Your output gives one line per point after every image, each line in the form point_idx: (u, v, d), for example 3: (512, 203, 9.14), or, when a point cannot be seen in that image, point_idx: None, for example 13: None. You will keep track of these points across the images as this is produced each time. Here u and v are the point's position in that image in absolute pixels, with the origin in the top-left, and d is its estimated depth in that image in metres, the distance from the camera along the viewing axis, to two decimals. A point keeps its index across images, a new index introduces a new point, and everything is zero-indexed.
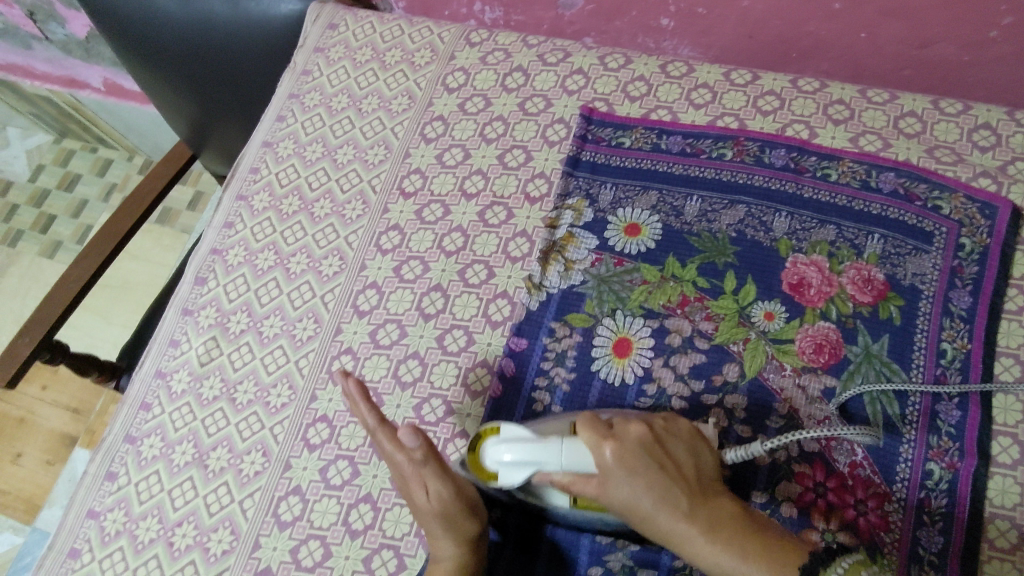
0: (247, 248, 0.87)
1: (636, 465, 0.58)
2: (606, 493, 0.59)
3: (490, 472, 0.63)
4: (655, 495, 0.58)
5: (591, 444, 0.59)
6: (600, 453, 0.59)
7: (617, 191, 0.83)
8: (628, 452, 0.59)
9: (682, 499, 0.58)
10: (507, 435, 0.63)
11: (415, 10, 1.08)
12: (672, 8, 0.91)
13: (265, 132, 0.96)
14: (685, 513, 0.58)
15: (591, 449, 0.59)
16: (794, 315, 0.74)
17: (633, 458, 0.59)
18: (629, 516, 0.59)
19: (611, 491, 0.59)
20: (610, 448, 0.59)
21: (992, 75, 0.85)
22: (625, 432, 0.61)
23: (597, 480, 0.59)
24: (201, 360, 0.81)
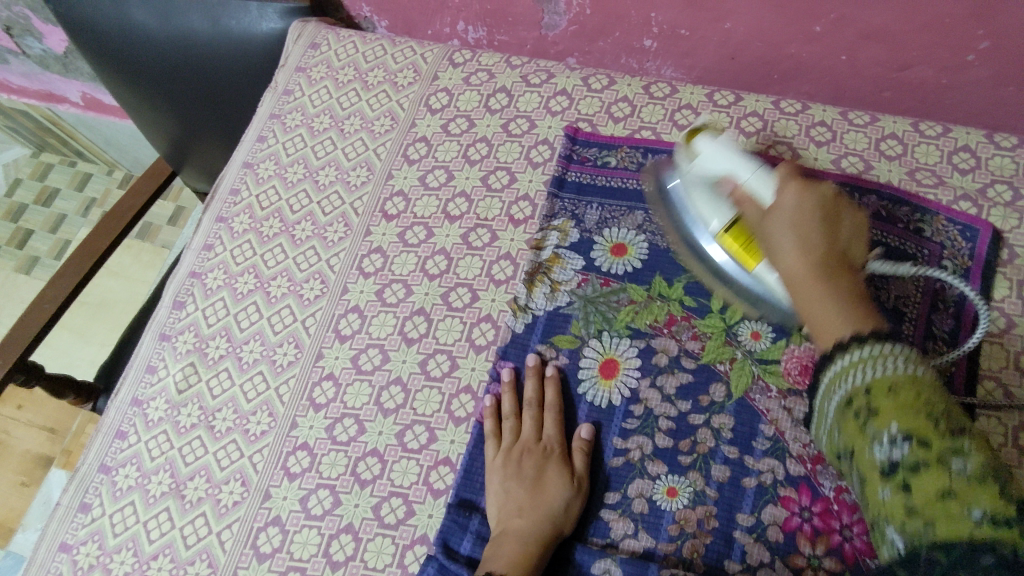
0: (226, 271, 0.86)
1: (808, 205, 0.61)
2: (766, 225, 0.64)
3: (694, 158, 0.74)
4: (815, 230, 0.59)
5: (784, 179, 0.64)
6: (782, 193, 0.63)
7: (603, 212, 0.83)
8: (807, 198, 0.61)
9: (818, 249, 0.58)
10: (719, 143, 0.72)
11: (398, 30, 1.08)
12: (655, 29, 0.92)
13: (245, 152, 0.94)
14: (810, 247, 0.58)
15: (780, 184, 0.64)
16: (780, 335, 0.74)
17: (811, 213, 0.60)
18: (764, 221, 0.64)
19: (781, 205, 0.62)
20: (795, 186, 0.62)
21: (970, 99, 0.86)
22: (803, 195, 0.61)
23: (759, 206, 0.66)
24: (178, 387, 0.79)
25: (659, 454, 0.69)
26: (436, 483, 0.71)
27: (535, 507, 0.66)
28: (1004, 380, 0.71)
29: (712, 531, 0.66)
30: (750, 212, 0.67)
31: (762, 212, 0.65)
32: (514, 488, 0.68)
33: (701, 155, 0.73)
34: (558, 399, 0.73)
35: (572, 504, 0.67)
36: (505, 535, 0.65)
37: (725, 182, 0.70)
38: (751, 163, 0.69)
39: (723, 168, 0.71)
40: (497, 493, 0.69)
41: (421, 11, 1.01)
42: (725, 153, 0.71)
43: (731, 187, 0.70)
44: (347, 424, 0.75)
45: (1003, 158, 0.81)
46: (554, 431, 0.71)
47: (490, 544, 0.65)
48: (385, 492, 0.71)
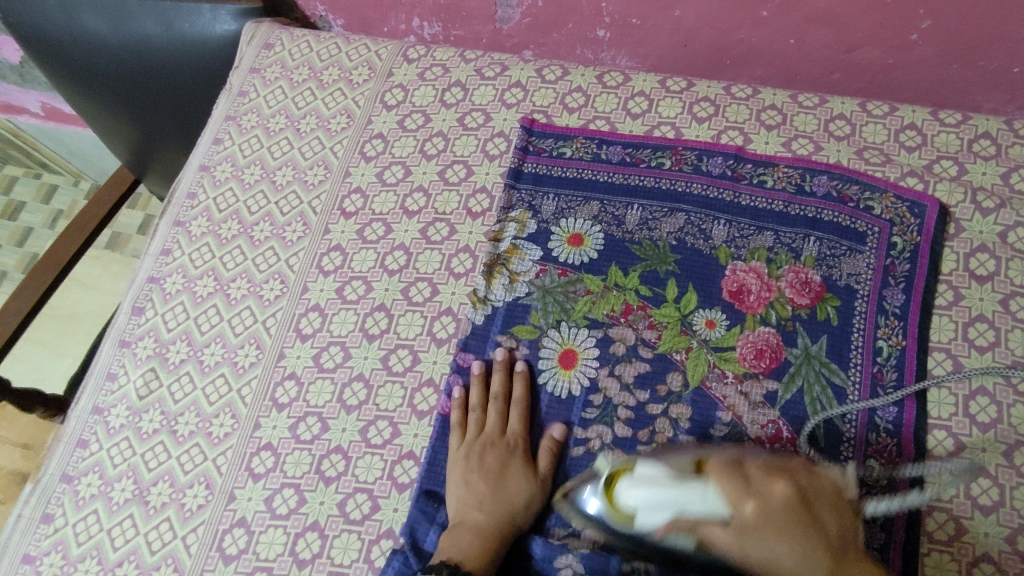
0: (185, 275, 0.85)
1: (787, 526, 0.57)
2: (745, 549, 0.57)
3: (629, 513, 0.60)
4: (794, 535, 0.57)
5: (735, 498, 0.58)
6: (741, 505, 0.58)
7: (559, 202, 0.83)
8: (770, 501, 0.58)
9: (809, 551, 0.57)
10: (643, 477, 0.59)
11: (354, 28, 1.07)
12: (606, 19, 0.92)
13: (201, 155, 0.94)
14: (798, 536, 0.57)
15: (733, 502, 0.58)
16: (735, 322, 0.75)
17: (779, 512, 0.58)
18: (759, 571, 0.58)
19: (749, 536, 0.57)
20: (753, 505, 0.58)
21: (916, 78, 0.87)
22: (769, 490, 0.59)
23: (725, 526, 0.58)
24: (139, 393, 0.79)
25: (618, 444, 0.71)
26: (400, 477, 0.72)
27: (494, 502, 0.69)
28: (953, 351, 0.72)
29: None
30: (714, 541, 0.58)
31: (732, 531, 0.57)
32: (475, 481, 0.70)
33: (637, 509, 0.59)
34: (525, 395, 0.73)
35: (533, 503, 0.69)
36: (464, 527, 0.67)
37: (672, 520, 0.58)
38: (690, 487, 0.57)
39: (669, 503, 0.57)
40: (458, 485, 0.70)
41: (376, 8, 1.01)
42: (661, 488, 0.58)
43: (681, 526, 0.58)
44: (310, 423, 0.75)
45: (948, 134, 0.83)
46: (519, 428, 0.73)
47: (447, 534, 0.67)
48: (349, 489, 0.72)
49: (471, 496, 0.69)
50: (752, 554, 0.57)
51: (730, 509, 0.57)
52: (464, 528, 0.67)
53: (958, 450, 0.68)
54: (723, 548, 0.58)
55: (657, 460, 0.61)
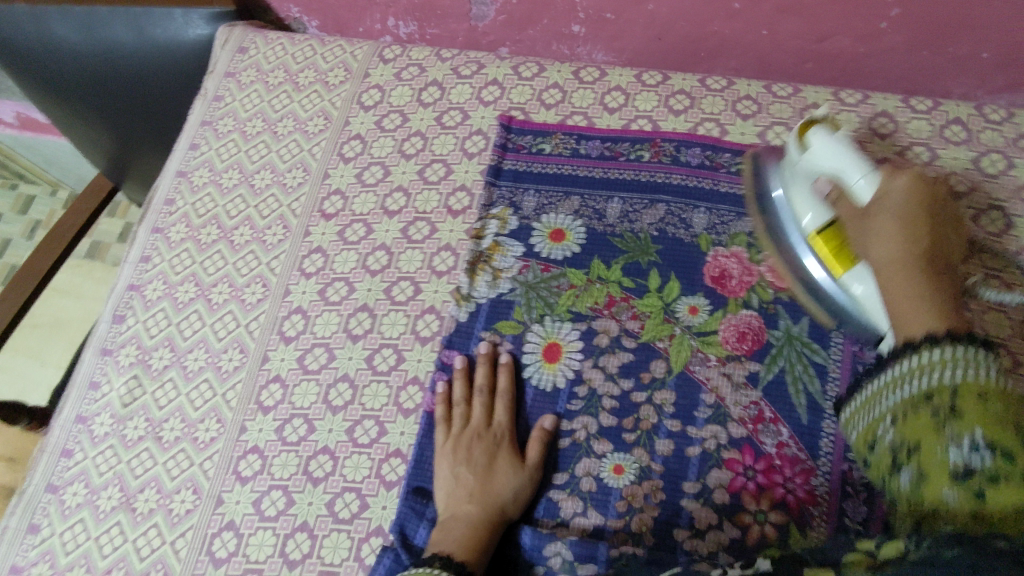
0: (166, 281, 0.85)
1: (912, 205, 0.63)
2: (864, 217, 0.65)
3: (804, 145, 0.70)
4: (907, 226, 0.63)
5: (886, 174, 0.65)
6: (889, 188, 0.64)
7: (540, 198, 0.84)
8: (914, 207, 0.63)
9: (907, 261, 0.62)
10: (820, 141, 0.69)
11: (330, 29, 1.07)
12: (581, 14, 0.93)
13: (179, 161, 0.93)
14: (904, 251, 0.62)
15: (886, 183, 0.64)
16: (717, 307, 0.76)
17: (919, 244, 0.62)
18: (858, 232, 0.66)
19: (880, 203, 0.64)
20: (904, 180, 0.64)
21: (888, 65, 0.88)
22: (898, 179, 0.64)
23: (854, 205, 0.66)
24: (123, 401, 0.79)
25: (604, 433, 0.71)
26: (387, 475, 0.72)
27: (484, 493, 0.68)
28: None
29: (659, 504, 0.68)
30: (844, 210, 0.67)
31: (859, 211, 0.66)
32: (463, 474, 0.69)
33: (816, 148, 0.69)
34: (510, 387, 0.74)
35: (521, 493, 0.68)
36: (454, 519, 0.67)
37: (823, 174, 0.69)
38: (865, 165, 0.66)
39: (836, 165, 0.67)
40: (446, 479, 0.70)
41: (351, 9, 1.01)
42: (845, 149, 0.67)
43: (830, 184, 0.68)
44: (296, 424, 0.75)
45: (919, 120, 0.84)
46: (505, 420, 0.72)
47: (438, 528, 0.67)
48: (338, 488, 0.72)
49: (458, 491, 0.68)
50: (859, 229, 0.65)
51: (876, 196, 0.64)
52: (453, 520, 0.67)
53: None
54: (849, 226, 0.67)
55: (849, 135, 0.70)
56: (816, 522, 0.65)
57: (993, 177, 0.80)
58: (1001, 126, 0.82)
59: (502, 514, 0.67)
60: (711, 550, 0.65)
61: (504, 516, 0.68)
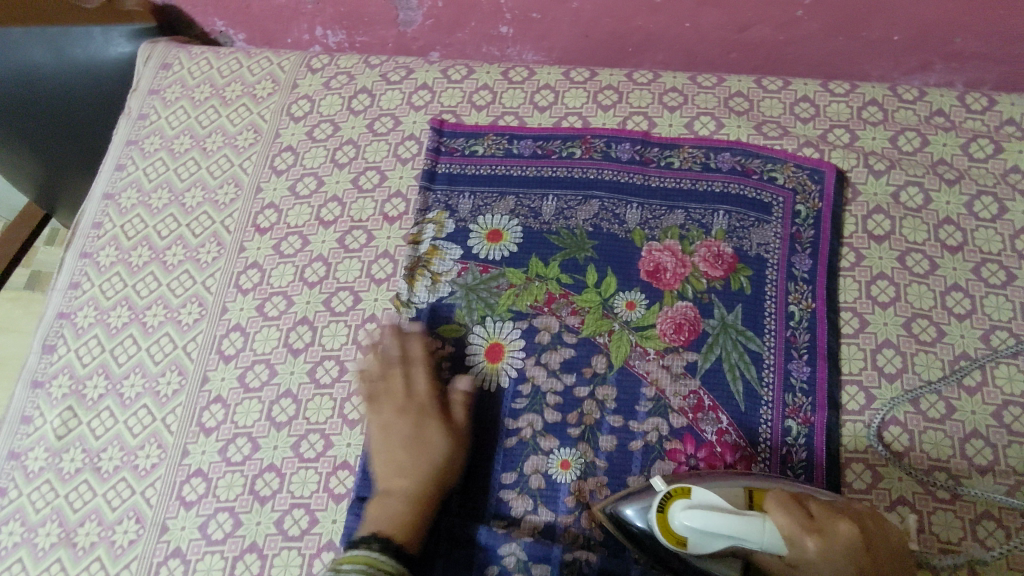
0: (97, 307, 0.83)
1: (841, 550, 0.57)
2: (801, 574, 0.57)
3: (686, 538, 0.59)
4: (853, 570, 0.57)
5: (795, 526, 0.57)
6: (802, 544, 0.56)
7: (475, 200, 0.84)
8: (830, 544, 0.57)
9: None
10: (712, 534, 0.58)
11: (257, 41, 1.06)
12: (508, 15, 0.93)
13: (105, 183, 0.91)
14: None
15: (791, 539, 0.57)
16: (654, 300, 0.77)
17: (835, 539, 0.57)
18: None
19: (818, 566, 0.56)
20: (815, 541, 0.56)
21: (807, 52, 0.91)
22: (830, 526, 0.58)
23: (779, 558, 0.58)
24: (57, 433, 0.76)
25: (549, 430, 0.72)
26: (335, 488, 0.71)
27: (418, 467, 0.69)
28: (858, 309, 0.76)
29: (607, 498, 0.69)
30: (760, 561, 0.59)
31: (789, 565, 0.57)
32: (393, 452, 0.70)
33: (692, 538, 0.59)
34: (427, 355, 0.75)
35: (455, 460, 0.70)
36: (389, 496, 0.68)
37: (727, 550, 0.59)
38: (749, 524, 0.57)
39: (725, 542, 0.58)
40: (378, 452, 0.70)
41: (276, 19, 1.00)
42: (717, 516, 0.57)
43: (738, 553, 0.58)
44: (240, 444, 0.74)
45: (839, 103, 0.87)
46: (426, 388, 0.73)
47: (374, 505, 0.68)
48: (286, 505, 0.71)
49: (392, 464, 0.69)
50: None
51: (794, 550, 0.57)
52: (389, 498, 0.67)
53: (869, 403, 0.72)
54: (781, 570, 0.58)
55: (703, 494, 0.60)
56: None
57: (908, 153, 0.83)
58: (915, 105, 0.85)
59: (436, 483, 0.69)
60: None
61: (438, 485, 0.69)
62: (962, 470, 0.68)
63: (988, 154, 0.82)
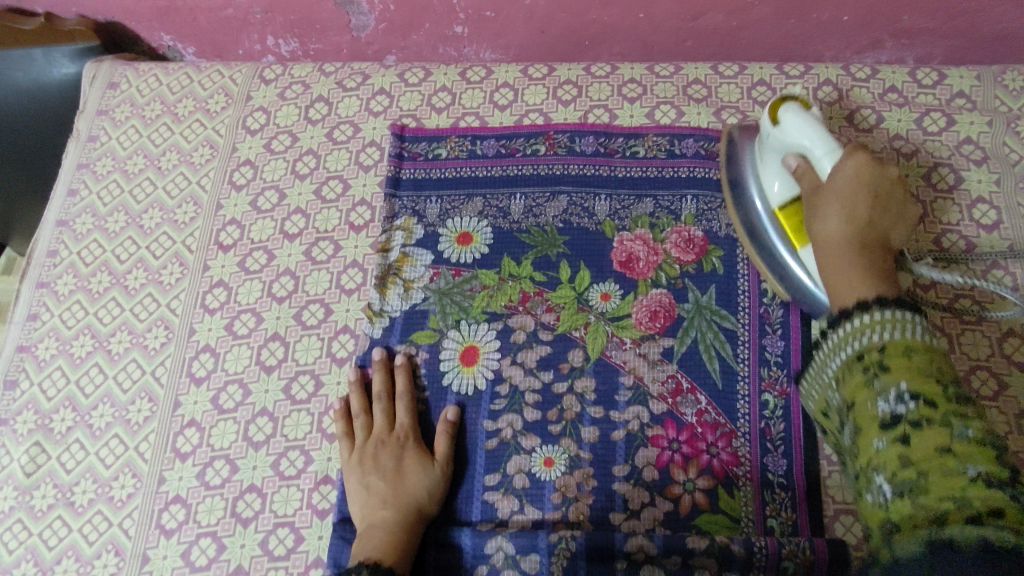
0: (58, 338, 0.80)
1: (862, 178, 0.64)
2: (818, 205, 0.66)
3: (773, 129, 0.70)
4: (846, 223, 0.63)
5: (848, 150, 0.65)
6: (840, 163, 0.65)
7: (442, 203, 0.83)
8: (867, 171, 0.64)
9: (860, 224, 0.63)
10: (790, 121, 0.68)
11: (207, 54, 1.03)
12: (461, 15, 0.92)
13: (57, 209, 0.88)
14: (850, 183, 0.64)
15: (838, 164, 0.65)
16: (628, 290, 0.77)
17: (870, 180, 0.64)
18: (812, 191, 0.67)
19: (835, 177, 0.65)
20: (852, 164, 0.64)
21: (760, 36, 0.91)
22: (856, 169, 0.64)
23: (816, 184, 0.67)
24: (26, 471, 0.74)
25: (530, 428, 0.72)
26: (319, 504, 0.70)
27: (398, 496, 0.67)
28: None
29: (593, 491, 0.69)
30: (804, 188, 0.68)
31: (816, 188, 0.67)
32: (374, 483, 0.68)
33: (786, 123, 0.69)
34: (410, 387, 0.73)
35: (434, 489, 0.68)
36: (371, 526, 0.66)
37: (788, 155, 0.70)
38: (830, 143, 0.66)
39: (803, 143, 0.67)
40: (357, 490, 0.68)
41: (225, 31, 0.98)
42: (812, 125, 0.67)
43: (796, 162, 0.69)
44: (218, 467, 0.72)
45: (794, 85, 0.88)
46: (407, 420, 0.72)
47: (357, 539, 0.65)
48: (269, 526, 0.69)
49: (370, 503, 0.67)
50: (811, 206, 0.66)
51: (828, 177, 0.65)
52: (370, 529, 0.66)
53: None
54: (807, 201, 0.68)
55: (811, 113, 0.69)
56: (741, 481, 0.69)
57: (865, 130, 0.85)
58: (868, 83, 0.87)
59: (418, 513, 0.67)
60: (647, 527, 0.68)
61: (422, 514, 0.67)
62: None
63: (941, 127, 0.84)
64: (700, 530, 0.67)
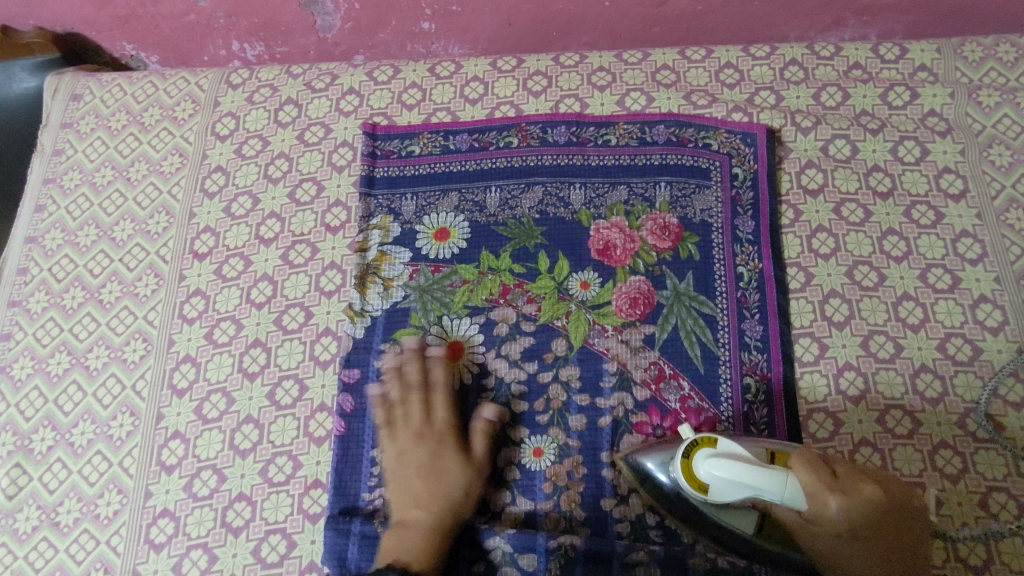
0: (34, 356, 0.79)
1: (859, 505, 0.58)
2: (811, 533, 0.60)
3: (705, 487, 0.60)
4: (858, 545, 0.59)
5: (814, 489, 0.57)
6: (824, 507, 0.57)
7: (418, 200, 0.82)
8: (832, 490, 0.58)
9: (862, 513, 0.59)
10: (726, 479, 0.57)
11: (172, 62, 1.02)
12: (427, 11, 0.92)
13: (26, 226, 0.86)
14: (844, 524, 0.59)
15: (813, 498, 0.57)
16: (607, 277, 0.78)
17: (857, 514, 0.58)
18: (802, 527, 0.60)
19: (830, 522, 0.58)
20: (837, 499, 0.58)
21: (725, 19, 0.92)
22: (851, 492, 0.58)
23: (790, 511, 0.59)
24: (7, 494, 0.73)
25: (517, 421, 0.72)
26: (310, 508, 0.70)
27: (434, 495, 0.67)
28: (802, 264, 0.78)
29: (583, 479, 0.69)
30: (783, 516, 0.60)
31: (799, 522, 0.60)
32: (411, 478, 0.68)
33: (714, 485, 0.59)
34: (452, 382, 0.73)
35: (471, 487, 0.68)
36: (404, 524, 0.66)
37: (741, 501, 0.59)
38: (774, 481, 0.57)
39: (744, 494, 0.58)
40: (393, 484, 0.69)
41: (189, 38, 0.97)
42: (743, 473, 0.57)
43: (753, 503, 0.59)
44: (205, 477, 0.72)
45: (761, 66, 0.88)
46: (446, 415, 0.71)
47: (388, 535, 0.66)
48: (261, 533, 0.69)
49: (405, 500, 0.67)
50: (809, 537, 0.60)
51: (812, 513, 0.58)
52: (402, 527, 0.66)
53: (823, 351, 0.74)
54: (798, 530, 0.60)
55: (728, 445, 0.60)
56: None
57: (832, 108, 0.86)
58: (833, 61, 0.88)
59: (452, 512, 0.67)
60: (638, 512, 0.68)
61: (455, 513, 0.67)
62: (915, 405, 0.71)
63: (906, 101, 0.85)
64: None
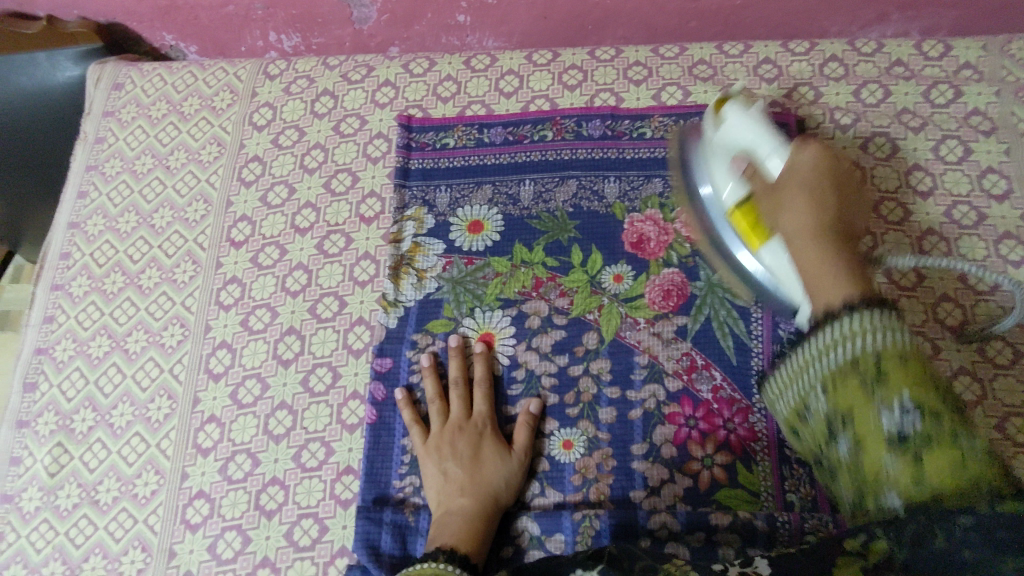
0: (75, 339, 0.81)
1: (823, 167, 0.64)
2: (777, 191, 0.65)
3: (721, 127, 0.73)
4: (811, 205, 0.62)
5: (797, 145, 0.66)
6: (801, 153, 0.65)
7: (452, 192, 0.83)
8: (824, 159, 0.64)
9: (835, 173, 0.64)
10: (738, 117, 0.71)
11: (210, 52, 1.03)
12: (463, 4, 0.92)
13: (68, 212, 0.88)
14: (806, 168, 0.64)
15: (794, 153, 0.66)
16: (640, 271, 0.77)
17: (825, 213, 0.61)
18: (770, 206, 0.65)
19: (790, 181, 0.64)
20: (810, 150, 0.65)
21: (764, 14, 0.91)
22: (821, 157, 0.64)
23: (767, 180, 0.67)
24: (49, 472, 0.75)
25: (547, 411, 0.72)
26: (342, 494, 0.71)
27: (476, 485, 0.67)
28: None
29: (613, 471, 0.69)
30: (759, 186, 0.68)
31: (769, 186, 0.67)
32: (452, 470, 0.68)
33: (728, 122, 0.72)
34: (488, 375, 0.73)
35: (512, 478, 0.68)
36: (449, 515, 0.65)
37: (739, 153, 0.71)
38: (777, 140, 0.68)
39: (747, 140, 0.70)
40: (434, 476, 0.68)
41: (227, 28, 0.98)
42: (753, 124, 0.70)
43: (745, 162, 0.70)
44: (240, 461, 0.73)
45: (800, 62, 0.87)
46: (484, 408, 0.72)
47: (433, 526, 0.65)
48: (293, 517, 0.70)
49: (448, 490, 0.67)
50: (776, 195, 0.65)
51: (787, 169, 0.65)
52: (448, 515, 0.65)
53: None
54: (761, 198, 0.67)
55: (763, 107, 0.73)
56: (759, 456, 0.69)
57: (872, 105, 0.84)
58: (874, 57, 0.86)
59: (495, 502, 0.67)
60: (668, 504, 0.68)
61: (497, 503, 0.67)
62: None
63: (949, 99, 0.83)
64: (722, 505, 0.67)
